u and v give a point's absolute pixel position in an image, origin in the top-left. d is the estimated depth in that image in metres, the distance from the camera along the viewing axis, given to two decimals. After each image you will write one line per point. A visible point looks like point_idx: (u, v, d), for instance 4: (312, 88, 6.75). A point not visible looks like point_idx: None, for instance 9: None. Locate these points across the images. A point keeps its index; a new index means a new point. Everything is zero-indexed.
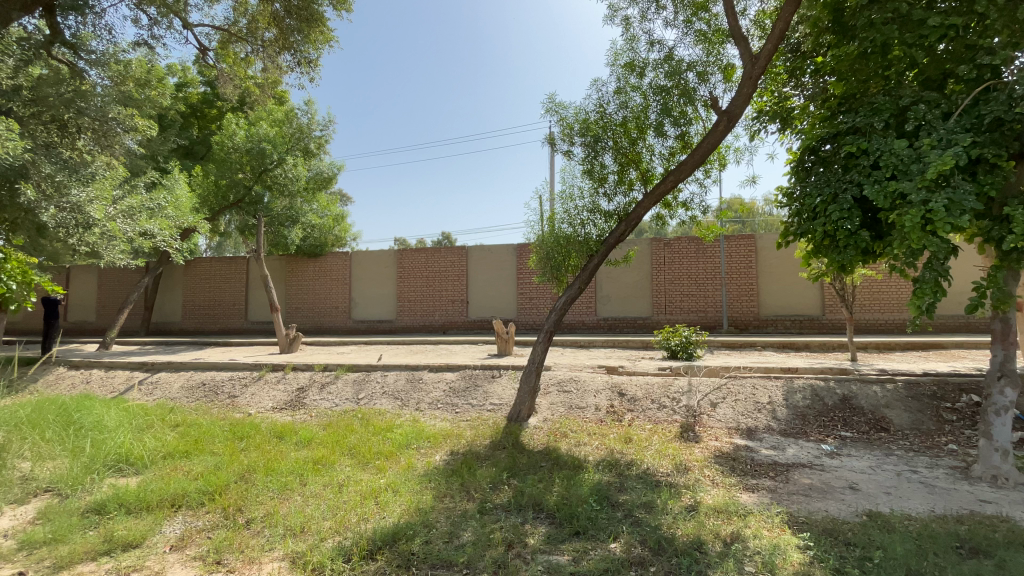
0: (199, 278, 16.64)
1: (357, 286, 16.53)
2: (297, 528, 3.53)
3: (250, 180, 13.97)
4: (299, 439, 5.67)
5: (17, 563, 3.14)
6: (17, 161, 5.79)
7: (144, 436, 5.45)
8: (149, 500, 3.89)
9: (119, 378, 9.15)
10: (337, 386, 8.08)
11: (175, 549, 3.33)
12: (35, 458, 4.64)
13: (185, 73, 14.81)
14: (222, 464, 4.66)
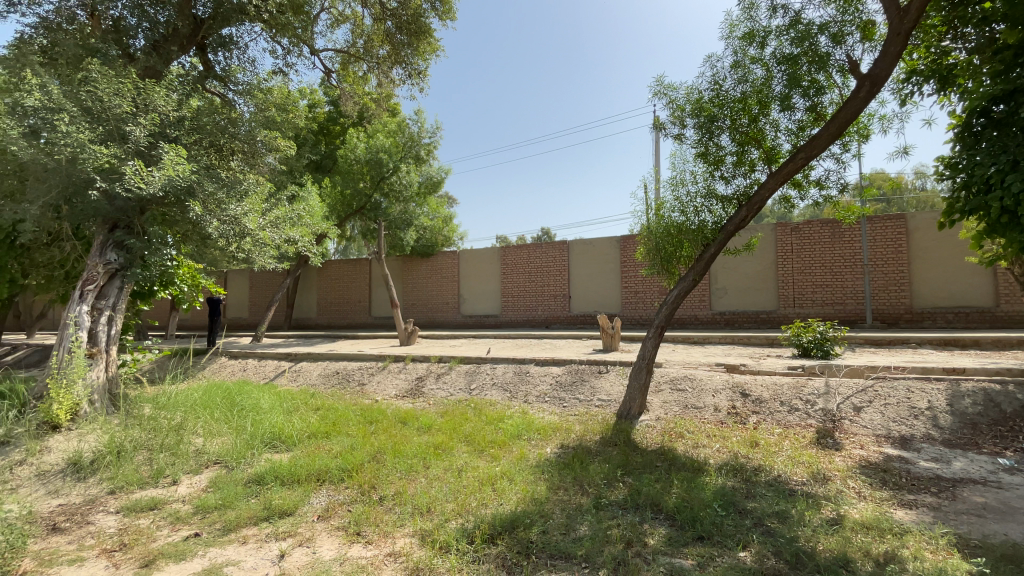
0: (329, 279, 18.60)
1: (465, 283, 17.29)
2: (423, 509, 3.78)
3: (370, 188, 15.46)
4: (420, 425, 6.08)
5: (195, 524, 3.72)
6: (186, 182, 6.84)
7: (293, 417, 6.23)
8: (299, 474, 4.43)
9: (270, 366, 10.56)
10: (451, 377, 8.53)
11: (321, 519, 3.74)
12: (208, 433, 5.50)
13: (314, 95, 16.51)
14: (356, 445, 5.15)
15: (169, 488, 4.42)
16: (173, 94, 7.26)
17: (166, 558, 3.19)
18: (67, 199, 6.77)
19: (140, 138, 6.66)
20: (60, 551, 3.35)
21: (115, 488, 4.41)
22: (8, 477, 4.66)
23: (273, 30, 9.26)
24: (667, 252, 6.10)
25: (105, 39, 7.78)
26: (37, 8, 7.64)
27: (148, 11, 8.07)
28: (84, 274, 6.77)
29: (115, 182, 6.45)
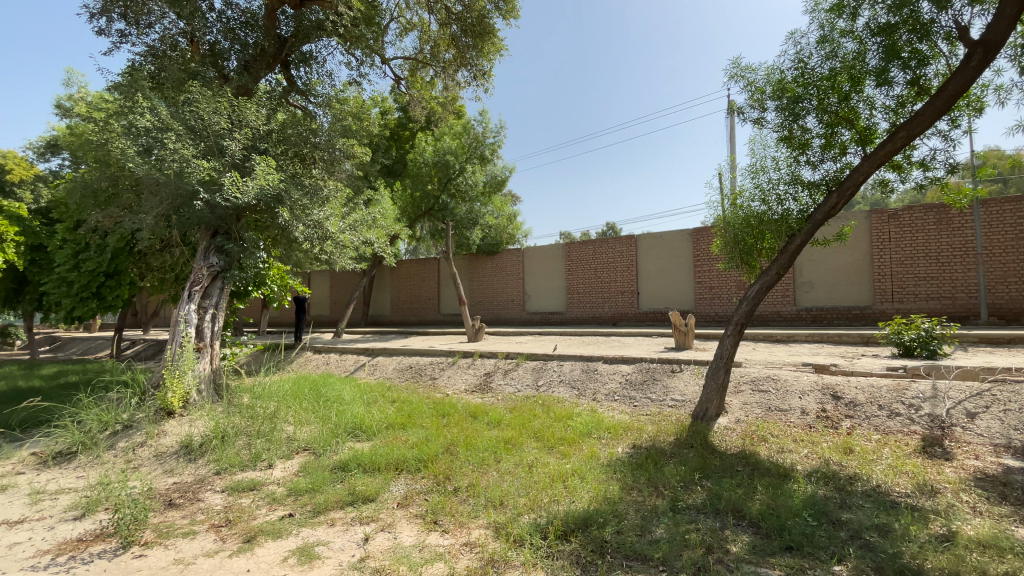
0: (401, 278, 19.40)
1: (530, 280, 17.34)
2: (496, 502, 3.85)
3: (438, 190, 15.91)
4: (490, 420, 6.19)
5: (288, 505, 4.03)
6: (275, 190, 7.40)
7: (372, 408, 6.58)
8: (380, 462, 4.67)
9: (350, 360, 11.22)
10: (518, 373, 8.61)
11: (401, 506, 3.92)
12: (297, 422, 5.92)
13: (385, 102, 17.24)
14: (430, 437, 5.34)
15: (266, 472, 4.82)
16: (262, 110, 7.88)
17: (265, 535, 3.48)
18: (176, 209, 7.56)
19: (235, 151, 7.31)
20: (176, 524, 3.75)
21: (220, 469, 4.88)
22: (134, 456, 5.29)
23: (348, 43, 9.78)
24: (746, 244, 5.79)
25: (203, 63, 8.61)
26: (148, 39, 8.58)
27: (239, 34, 8.85)
28: (191, 276, 7.52)
29: (215, 193, 7.13)
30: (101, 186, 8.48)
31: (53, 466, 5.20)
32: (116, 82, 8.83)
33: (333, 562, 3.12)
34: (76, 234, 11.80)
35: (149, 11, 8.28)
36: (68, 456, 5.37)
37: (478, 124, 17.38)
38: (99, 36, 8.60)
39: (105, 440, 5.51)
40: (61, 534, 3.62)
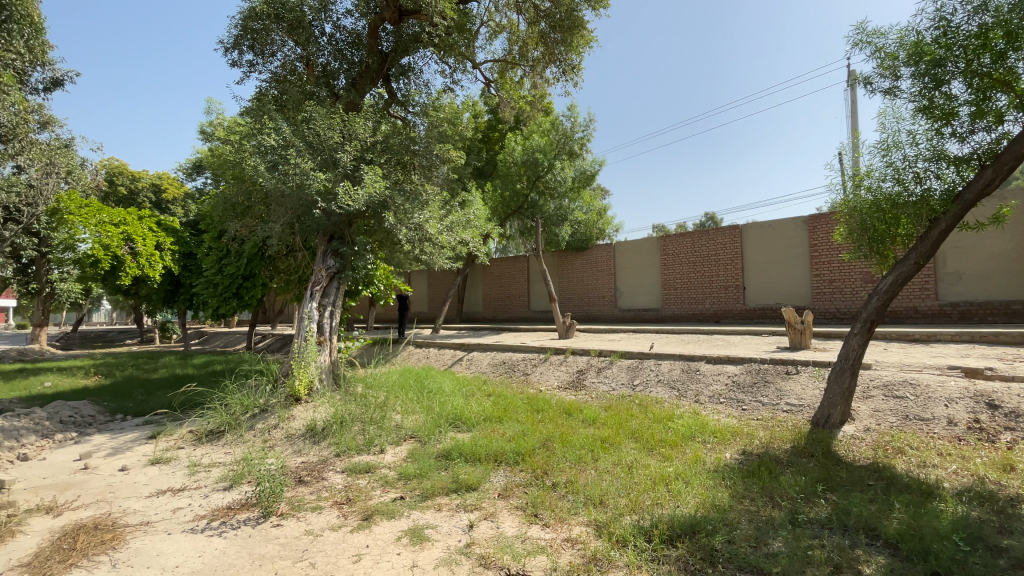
0: (493, 276, 19.91)
1: (622, 276, 16.90)
2: (596, 500, 3.83)
3: (527, 188, 16.12)
4: (585, 417, 6.15)
5: (399, 488, 4.33)
6: (380, 197, 7.97)
7: (470, 401, 6.85)
8: (480, 453, 4.84)
9: (447, 355, 11.76)
10: (613, 371, 8.46)
11: (502, 497, 4.04)
12: (404, 411, 6.34)
13: (476, 107, 17.77)
14: (527, 432, 5.43)
15: (378, 456, 5.23)
16: (369, 122, 8.53)
17: (380, 514, 3.78)
18: (299, 218, 8.44)
19: (347, 163, 8.00)
20: (305, 499, 4.18)
21: (339, 451, 5.38)
22: (269, 437, 5.99)
23: (442, 52, 10.24)
24: (877, 232, 5.09)
25: (317, 84, 9.51)
26: (271, 66, 9.62)
27: (346, 54, 9.64)
28: (313, 277, 8.35)
29: (331, 202, 7.85)
30: (237, 201, 9.69)
31: (208, 442, 6.05)
32: (248, 107, 10.04)
33: (441, 545, 3.30)
34: (219, 243, 13.66)
35: (272, 40, 9.23)
36: (218, 434, 6.21)
37: (567, 120, 17.30)
38: (233, 68, 9.83)
39: (246, 421, 6.31)
40: (215, 501, 4.20)
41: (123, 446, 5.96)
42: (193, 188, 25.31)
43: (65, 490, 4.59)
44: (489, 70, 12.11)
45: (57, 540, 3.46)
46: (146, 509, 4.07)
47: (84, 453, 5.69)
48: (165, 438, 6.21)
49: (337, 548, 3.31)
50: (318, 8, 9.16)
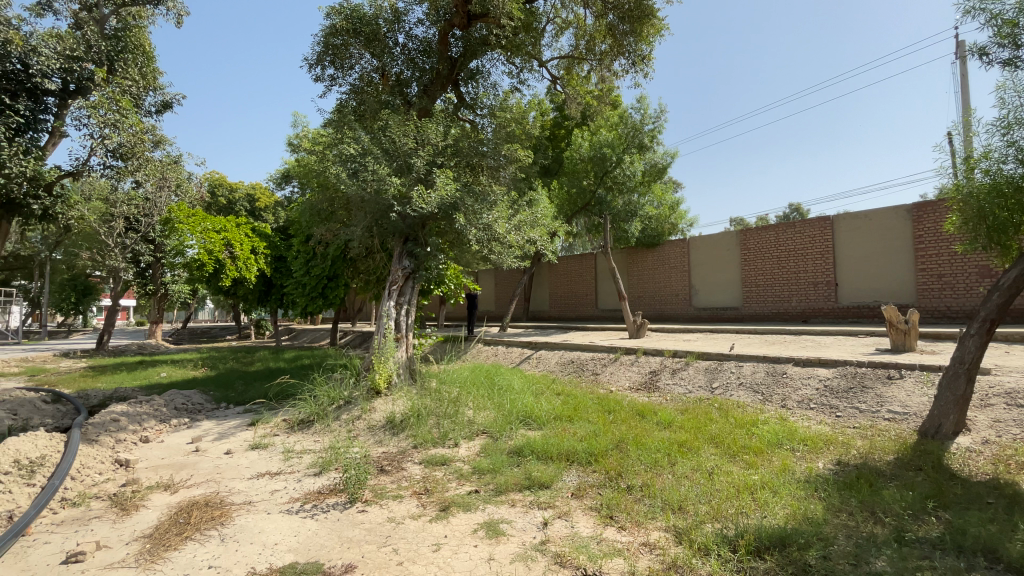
0: (561, 274, 19.80)
1: (697, 273, 16.17)
2: (675, 505, 3.71)
3: (594, 184, 15.92)
4: (659, 420, 5.96)
5: (474, 482, 4.44)
6: (451, 198, 8.20)
7: (540, 399, 6.87)
8: (552, 451, 4.85)
9: (516, 353, 11.87)
10: (689, 373, 8.14)
11: (575, 496, 4.02)
12: (476, 407, 6.48)
13: (541, 103, 17.72)
14: (599, 432, 5.36)
15: (453, 449, 5.39)
16: (441, 127, 8.80)
17: (457, 506, 3.89)
18: (377, 222, 8.90)
19: (420, 167, 8.30)
20: (387, 488, 4.40)
21: (417, 444, 5.61)
22: (353, 427, 6.37)
23: (510, 53, 10.34)
24: (997, 220, 4.51)
25: (392, 92, 9.95)
26: (350, 79, 10.19)
27: (418, 62, 10.02)
28: (389, 277, 8.77)
29: (406, 205, 8.19)
30: (322, 207, 10.38)
31: (299, 430, 6.55)
32: (330, 118, 10.74)
33: (517, 540, 3.34)
34: (305, 246, 14.73)
35: (351, 55, 9.88)
36: (308, 423, 6.70)
37: (636, 112, 16.83)
38: (317, 82, 10.54)
39: (332, 412, 6.75)
40: (307, 486, 4.53)
41: (227, 432, 6.59)
42: (282, 196, 27.44)
43: (181, 469, 5.14)
44: (555, 67, 12.05)
45: (176, 513, 3.89)
46: (248, 490, 4.47)
47: (195, 437, 6.36)
48: (262, 425, 6.79)
49: (418, 537, 3.45)
50: (392, 20, 9.61)
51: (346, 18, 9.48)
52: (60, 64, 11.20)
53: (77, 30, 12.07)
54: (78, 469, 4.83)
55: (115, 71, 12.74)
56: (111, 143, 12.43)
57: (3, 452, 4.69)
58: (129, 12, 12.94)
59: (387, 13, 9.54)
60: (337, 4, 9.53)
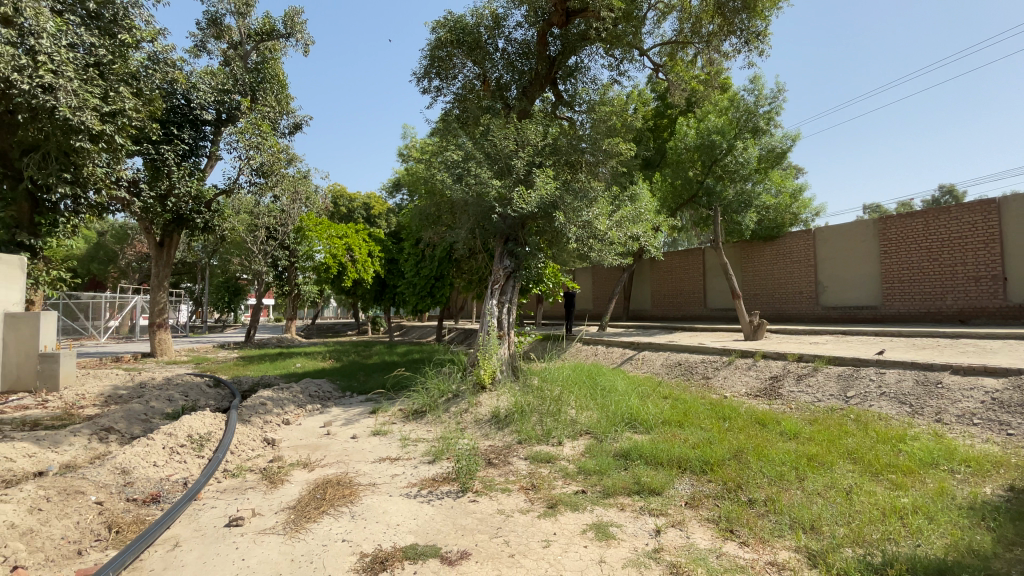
0: (665, 272, 18.94)
1: (825, 268, 14.49)
2: (806, 524, 3.36)
3: (701, 175, 15.20)
4: (784, 430, 5.43)
5: (580, 482, 4.40)
6: (551, 197, 8.22)
7: (646, 402, 6.62)
8: (662, 457, 4.64)
9: (618, 353, 11.61)
10: (817, 379, 7.33)
11: (690, 506, 3.80)
12: (579, 407, 6.41)
13: (642, 93, 17.07)
14: (714, 440, 5.02)
15: (557, 448, 5.40)
16: (540, 127, 8.84)
17: (565, 505, 3.88)
18: (480, 223, 9.20)
19: (521, 168, 8.43)
20: (495, 480, 4.53)
21: (521, 439, 5.71)
22: (461, 419, 6.67)
23: (610, 45, 10.12)
24: None
25: (492, 97, 10.17)
26: (453, 88, 10.67)
27: (517, 65, 10.22)
28: (492, 277, 9.03)
29: (507, 207, 8.36)
30: (429, 212, 10.96)
31: (413, 419, 7.00)
32: (436, 127, 11.34)
33: (628, 546, 3.24)
34: (415, 248, 15.71)
35: (454, 64, 10.35)
36: (420, 413, 7.15)
37: (748, 94, 15.57)
38: (424, 94, 11.20)
39: (442, 404, 7.12)
40: (423, 473, 4.83)
41: (352, 418, 7.25)
42: (393, 203, 29.53)
43: (315, 450, 5.76)
44: (657, 55, 11.56)
45: (313, 489, 4.35)
46: (372, 473, 4.87)
47: (326, 422, 7.08)
48: (381, 414, 7.37)
49: (527, 531, 3.50)
50: (492, 26, 9.91)
51: (450, 30, 9.94)
52: (214, 97, 13.17)
53: (227, 67, 14.09)
54: (236, 444, 5.62)
55: (256, 100, 14.51)
56: (254, 163, 14.23)
57: (181, 427, 5.60)
58: (266, 45, 14.50)
59: (487, 19, 9.84)
60: (441, 17, 10.04)
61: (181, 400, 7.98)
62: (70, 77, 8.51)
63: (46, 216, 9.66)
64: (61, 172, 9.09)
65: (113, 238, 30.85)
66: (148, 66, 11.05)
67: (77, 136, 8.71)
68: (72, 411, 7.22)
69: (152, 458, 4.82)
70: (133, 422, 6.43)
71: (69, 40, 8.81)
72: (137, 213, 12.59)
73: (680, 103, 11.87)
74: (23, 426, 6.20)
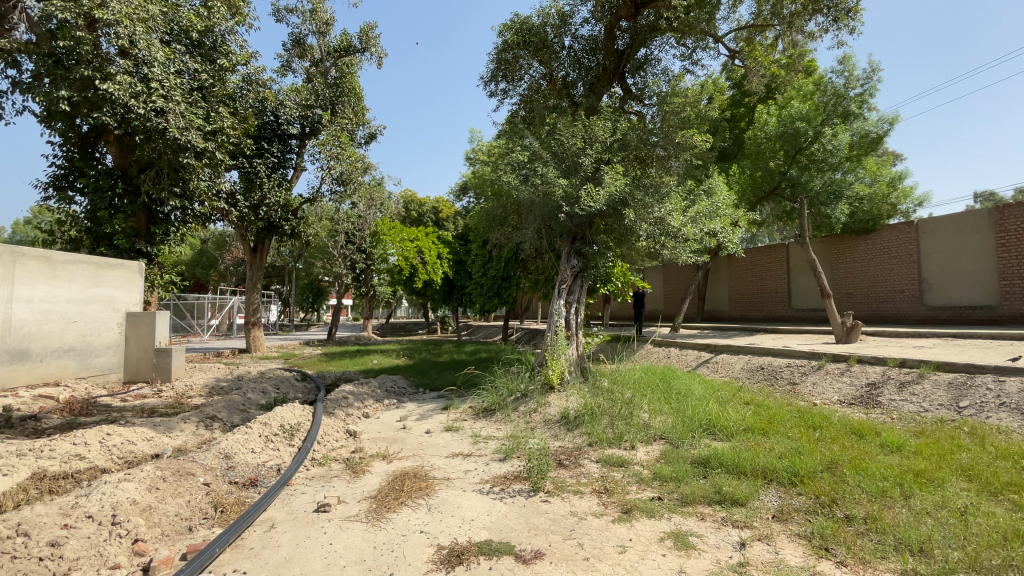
0: (743, 270, 17.90)
1: (930, 264, 12.91)
2: (914, 545, 3.04)
3: (784, 165, 14.17)
4: (885, 443, 4.92)
5: (656, 489, 4.24)
6: (620, 194, 8.01)
7: (726, 407, 6.24)
8: (745, 466, 4.36)
9: (692, 355, 11.12)
10: (923, 388, 6.58)
11: (778, 520, 3.55)
12: (652, 411, 6.18)
13: (717, 82, 16.24)
14: (803, 451, 4.64)
15: (630, 452, 5.25)
16: (608, 123, 8.66)
17: (640, 511, 3.76)
18: (547, 223, 9.15)
19: (589, 165, 8.29)
20: (567, 481, 4.48)
21: (592, 442, 5.61)
22: (530, 419, 6.68)
23: (682, 35, 9.74)
24: None
25: (559, 95, 10.18)
26: (520, 90, 10.75)
27: (584, 61, 10.10)
28: (559, 276, 8.96)
29: (574, 205, 8.25)
30: (496, 214, 11.09)
31: (483, 417, 7.12)
32: (502, 130, 11.48)
33: (710, 557, 3.08)
34: (483, 250, 16.01)
35: (521, 66, 10.39)
36: (490, 411, 7.25)
37: (837, 76, 14.33)
38: (491, 97, 11.36)
39: (511, 403, 7.18)
40: (495, 470, 4.88)
41: (426, 414, 7.50)
42: (461, 206, 30.31)
43: (393, 443, 6.02)
44: (733, 41, 10.95)
45: (392, 480, 4.54)
46: (446, 468, 5.00)
47: (401, 416, 7.38)
48: (452, 410, 7.56)
49: (602, 535, 3.43)
50: (559, 24, 9.89)
51: (516, 32, 9.98)
52: (298, 112, 14.19)
53: (310, 83, 15.08)
54: (321, 435, 5.99)
55: (336, 113, 15.43)
56: (334, 172, 15.18)
57: (274, 417, 6.06)
58: (344, 61, 15.35)
59: (554, 18, 9.80)
60: (508, 20, 10.12)
61: (273, 393, 8.66)
62: (178, 100, 9.56)
63: (160, 226, 10.82)
64: (172, 186, 10.24)
65: (214, 245, 34.10)
66: (243, 87, 12.13)
67: (185, 153, 9.85)
68: (182, 401, 8.04)
69: (250, 445, 5.25)
70: (232, 412, 7.05)
71: (177, 67, 9.83)
72: (234, 222, 13.83)
73: (758, 90, 11.18)
74: (144, 413, 6.99)
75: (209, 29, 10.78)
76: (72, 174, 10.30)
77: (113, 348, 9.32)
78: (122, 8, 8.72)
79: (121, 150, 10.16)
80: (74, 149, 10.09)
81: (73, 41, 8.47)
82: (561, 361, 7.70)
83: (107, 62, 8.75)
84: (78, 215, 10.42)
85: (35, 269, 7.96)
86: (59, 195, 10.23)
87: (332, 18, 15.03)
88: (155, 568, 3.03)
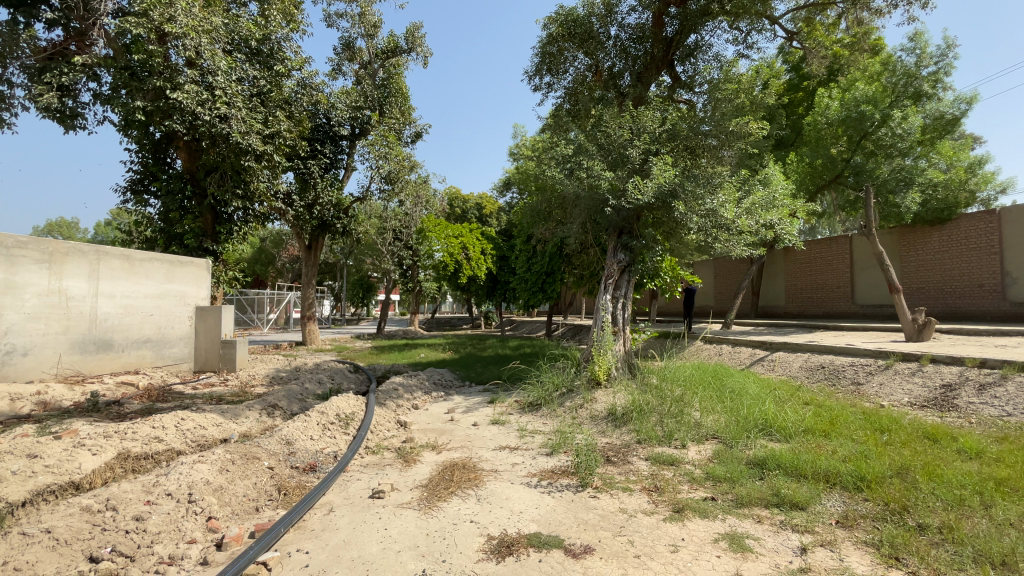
0: (801, 263, 17.03)
1: (1014, 256, 11.67)
2: (995, 557, 2.83)
3: (847, 151, 13.57)
4: (962, 448, 4.56)
5: (709, 489, 4.11)
6: (669, 185, 7.68)
7: (784, 407, 5.94)
8: (806, 469, 4.14)
9: (745, 353, 10.70)
10: (1006, 390, 6.02)
11: (842, 526, 3.37)
12: (703, 409, 5.94)
13: (773, 67, 15.55)
14: (870, 454, 4.35)
15: (682, 451, 5.12)
16: (657, 113, 8.41)
17: (692, 511, 3.67)
18: (592, 217, 8.99)
19: (636, 158, 8.09)
20: (616, 478, 4.43)
21: (641, 439, 5.50)
22: (577, 414, 6.62)
23: (736, 18, 9.37)
24: None
25: (605, 87, 9.93)
26: (565, 83, 10.63)
27: (631, 51, 9.91)
28: (605, 272, 8.85)
29: (621, 199, 8.04)
30: (540, 209, 11.03)
31: (529, 411, 7.14)
32: (547, 123, 11.43)
33: (769, 561, 2.97)
34: (528, 245, 16.04)
35: (565, 59, 10.30)
36: (536, 406, 7.27)
37: (907, 54, 13.37)
38: (536, 91, 11.34)
39: (557, 398, 7.18)
40: (542, 464, 4.90)
41: (473, 407, 7.63)
42: (504, 202, 30.49)
43: (442, 434, 6.15)
44: (790, 22, 10.42)
45: (442, 470, 4.65)
46: (494, 460, 5.06)
47: (449, 408, 7.56)
48: (499, 404, 7.65)
49: (653, 533, 3.37)
50: (604, 13, 9.72)
51: (562, 24, 9.88)
52: (348, 113, 14.60)
53: (359, 85, 15.52)
54: (375, 425, 6.21)
55: (384, 113, 15.81)
56: (382, 171, 15.62)
57: (330, 406, 6.32)
58: (391, 61, 15.74)
59: (599, 8, 9.61)
60: (553, 12, 10.03)
61: (328, 383, 9.09)
62: (239, 106, 10.11)
63: (224, 225, 11.52)
64: (235, 188, 10.89)
65: (272, 243, 35.97)
66: (298, 91, 12.64)
67: (246, 156, 10.44)
68: (246, 389, 8.55)
69: (309, 432, 5.50)
70: (291, 400, 7.43)
71: (238, 75, 10.39)
72: (291, 221, 14.43)
73: (818, 72, 10.57)
74: (213, 400, 7.47)
75: (266, 36, 11.16)
76: (147, 178, 11.19)
77: (185, 340, 10.02)
78: (188, 20, 9.29)
79: (189, 155, 10.82)
80: (149, 155, 10.95)
81: (145, 54, 9.04)
82: (608, 362, 7.56)
83: (175, 72, 9.38)
84: (152, 216, 11.28)
85: (117, 266, 8.66)
86: (136, 198, 11.11)
87: (380, 20, 15.40)
88: (226, 544, 3.25)
